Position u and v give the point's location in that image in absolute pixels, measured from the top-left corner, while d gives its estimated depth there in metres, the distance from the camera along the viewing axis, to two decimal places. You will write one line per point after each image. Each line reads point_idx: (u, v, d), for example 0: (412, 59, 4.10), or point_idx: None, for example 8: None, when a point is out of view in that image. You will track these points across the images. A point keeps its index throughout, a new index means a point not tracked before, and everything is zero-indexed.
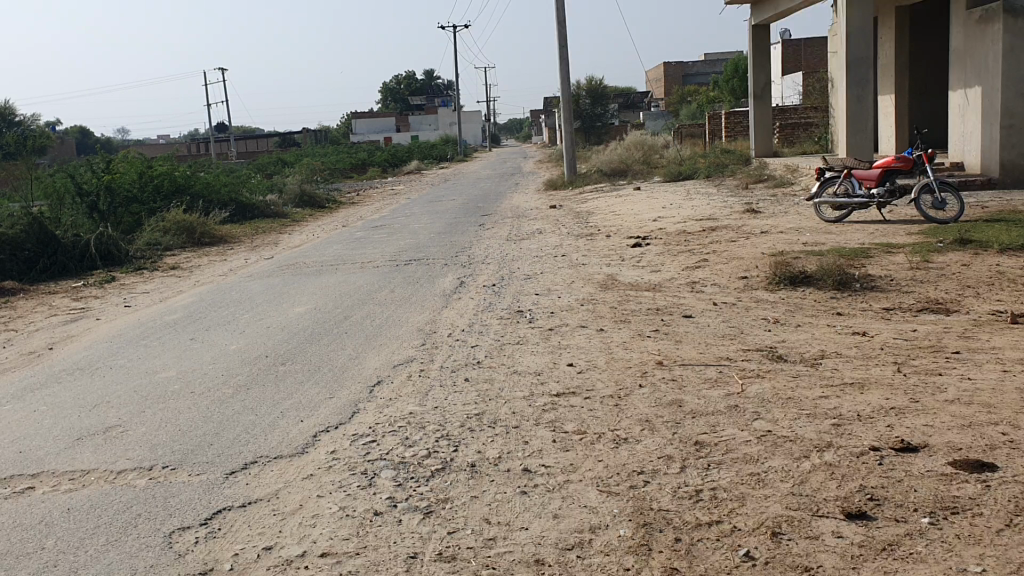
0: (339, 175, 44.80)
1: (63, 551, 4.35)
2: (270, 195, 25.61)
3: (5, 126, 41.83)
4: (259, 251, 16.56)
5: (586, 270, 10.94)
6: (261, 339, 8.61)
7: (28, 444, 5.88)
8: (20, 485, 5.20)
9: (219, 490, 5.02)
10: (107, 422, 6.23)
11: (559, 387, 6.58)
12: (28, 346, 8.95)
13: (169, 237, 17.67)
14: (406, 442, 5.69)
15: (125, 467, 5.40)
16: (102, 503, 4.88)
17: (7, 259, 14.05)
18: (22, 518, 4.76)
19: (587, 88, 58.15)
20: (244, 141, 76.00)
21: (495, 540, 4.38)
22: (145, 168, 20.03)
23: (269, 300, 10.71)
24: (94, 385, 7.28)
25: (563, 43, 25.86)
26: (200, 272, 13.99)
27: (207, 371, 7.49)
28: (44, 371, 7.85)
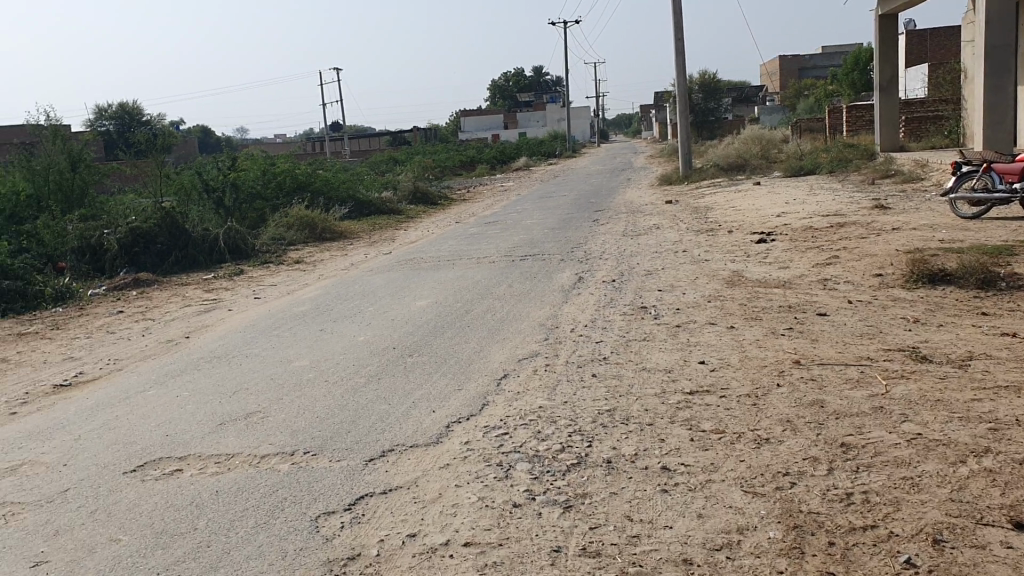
0: (449, 173, 45.50)
1: (215, 533, 4.44)
2: (385, 192, 26.16)
3: (135, 125, 44.24)
4: (378, 246, 16.86)
5: (711, 266, 10.72)
6: (387, 331, 8.73)
7: (174, 428, 6.07)
8: (169, 467, 5.37)
9: (359, 477, 5.09)
10: (247, 409, 6.39)
11: (692, 385, 6.44)
12: (166, 334, 9.31)
13: (292, 232, 18.21)
14: (539, 435, 5.66)
15: (267, 452, 5.53)
16: (248, 487, 5.00)
17: (141, 252, 14.76)
18: (173, 498, 4.90)
19: (699, 83, 57.33)
20: (356, 140, 78.23)
21: (638, 538, 4.30)
22: (269, 166, 20.85)
23: (391, 294, 10.86)
24: (232, 372, 7.49)
25: (679, 38, 25.51)
26: (322, 266, 14.34)
27: (338, 361, 7.63)
28: (183, 359, 8.14)
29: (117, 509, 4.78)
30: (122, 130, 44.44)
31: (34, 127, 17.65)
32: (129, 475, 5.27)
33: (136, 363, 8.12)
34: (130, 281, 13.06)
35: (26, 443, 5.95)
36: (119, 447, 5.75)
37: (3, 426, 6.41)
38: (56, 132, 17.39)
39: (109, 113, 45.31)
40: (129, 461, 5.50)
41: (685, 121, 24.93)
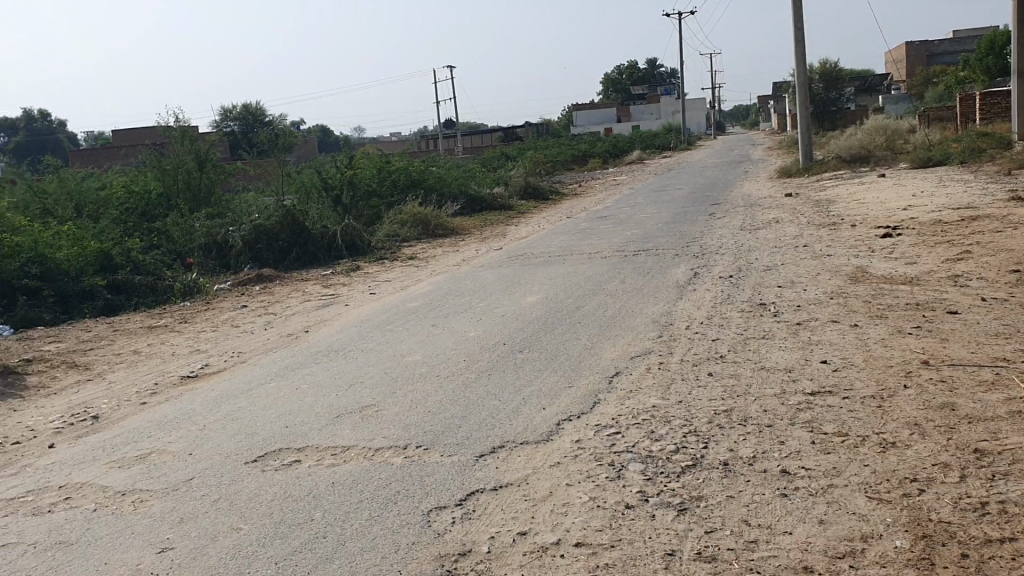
0: (561, 168, 45.50)
1: (331, 524, 4.52)
2: (497, 187, 26.36)
3: (258, 125, 45.94)
4: (490, 242, 16.97)
5: (833, 262, 10.34)
6: (498, 327, 8.76)
7: (292, 420, 6.23)
8: (287, 458, 5.50)
9: (471, 472, 5.10)
10: (362, 402, 6.51)
11: (813, 386, 6.20)
12: (286, 328, 9.59)
13: (407, 229, 18.53)
14: (652, 435, 5.55)
15: (381, 445, 5.60)
16: (363, 479, 5.08)
17: (264, 249, 15.27)
18: (291, 489, 5.02)
19: (820, 72, 55.56)
20: (469, 136, 79.08)
21: (756, 544, 4.16)
22: (385, 164, 21.28)
23: (502, 290, 10.88)
24: (348, 366, 7.65)
25: (799, 26, 24.74)
26: (436, 262, 14.54)
27: (450, 356, 7.69)
28: (302, 352, 8.36)
29: (239, 498, 4.92)
30: (246, 129, 46.21)
31: (165, 128, 18.48)
32: (250, 465, 5.42)
33: (258, 356, 8.38)
34: (253, 276, 13.50)
35: (154, 432, 6.20)
36: (241, 438, 5.93)
37: (134, 416, 6.70)
38: (185, 133, 18.15)
39: (234, 115, 47.13)
40: (249, 451, 5.66)
41: (805, 111, 24.17)
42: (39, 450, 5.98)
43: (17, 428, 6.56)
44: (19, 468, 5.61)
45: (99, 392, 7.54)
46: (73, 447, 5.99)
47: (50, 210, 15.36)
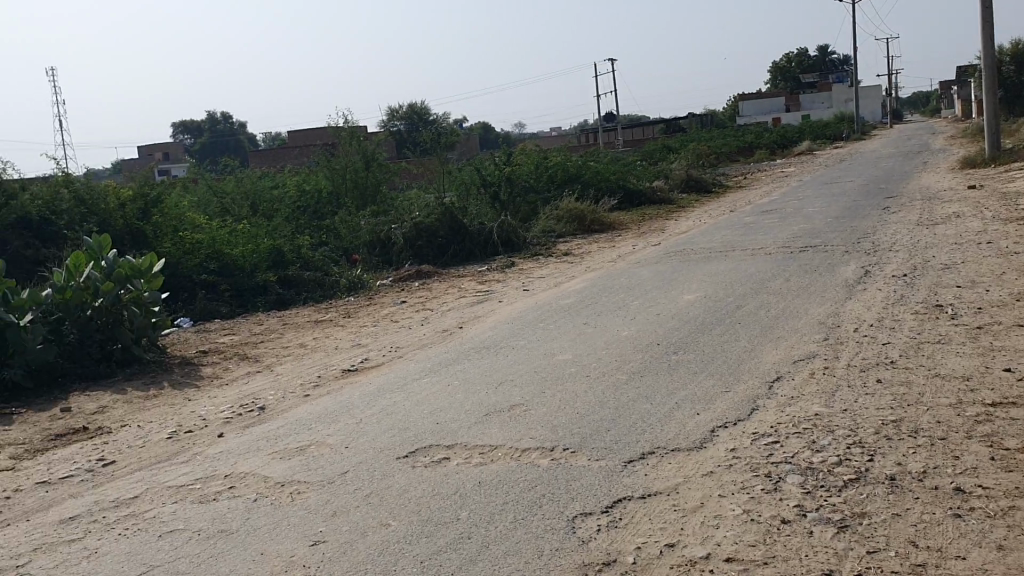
0: (724, 160, 44.36)
1: (476, 525, 4.51)
2: (657, 180, 25.96)
3: (424, 123, 47.17)
4: (647, 238, 16.71)
5: (1020, 260, 9.54)
6: (652, 326, 8.58)
7: (443, 416, 6.29)
8: (437, 455, 5.55)
9: (618, 478, 4.99)
10: (511, 401, 6.51)
11: (994, 396, 5.72)
12: (442, 324, 9.74)
13: (563, 225, 18.53)
14: (813, 446, 5.26)
15: (528, 445, 5.57)
16: (509, 481, 5.05)
17: (424, 245, 15.62)
18: (439, 487, 5.04)
19: (1010, 54, 51.66)
20: (630, 129, 78.40)
21: (924, 568, 3.85)
22: (543, 161, 21.38)
23: (659, 288, 10.66)
24: (500, 363, 7.68)
25: (987, 5, 23.03)
26: (592, 258, 14.44)
27: (602, 356, 7.58)
28: (456, 348, 8.46)
29: (389, 493, 4.99)
30: (412, 126, 47.53)
31: (334, 129, 19.29)
32: (401, 460, 5.50)
33: (414, 351, 8.54)
34: (413, 272, 13.82)
35: (314, 423, 6.40)
36: (394, 433, 6.03)
37: (297, 407, 6.97)
38: (353, 133, 18.80)
39: (400, 114, 48.52)
40: (402, 446, 5.74)
41: (992, 97, 22.50)
42: (209, 439, 6.28)
43: (191, 417, 6.93)
44: (191, 456, 5.91)
45: (266, 383, 7.88)
46: (240, 436, 6.27)
47: (228, 208, 16.24)
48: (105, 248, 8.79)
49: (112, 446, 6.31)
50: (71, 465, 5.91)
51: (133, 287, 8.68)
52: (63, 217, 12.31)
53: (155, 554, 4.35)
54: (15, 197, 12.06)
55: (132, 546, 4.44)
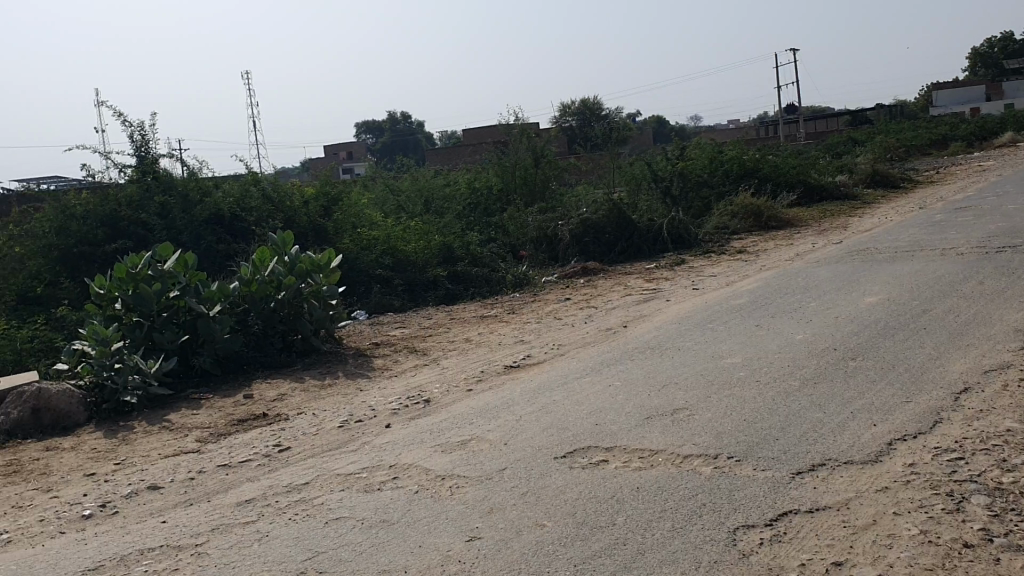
0: (915, 153, 41.85)
1: (633, 531, 4.42)
2: (840, 175, 24.79)
3: (597, 119, 47.06)
4: (827, 235, 16.00)
5: None
6: (828, 330, 8.18)
7: (603, 417, 6.22)
8: (596, 457, 5.49)
9: (784, 491, 4.76)
10: (675, 404, 6.36)
11: None
12: (608, 323, 9.65)
13: (737, 221, 18.00)
14: (1002, 464, 4.85)
15: (690, 452, 5.42)
16: (669, 488, 4.92)
17: (592, 242, 15.55)
18: (596, 490, 4.97)
19: None
20: (811, 122, 75.34)
21: None
22: (717, 156, 20.85)
23: (838, 289, 10.16)
24: (665, 365, 7.53)
25: None
26: (766, 257, 13.92)
27: (773, 361, 7.28)
28: (621, 348, 8.35)
29: (546, 493, 4.97)
30: (586, 122, 47.51)
31: (506, 128, 19.67)
32: (560, 461, 5.47)
33: (578, 350, 8.50)
34: (579, 269, 13.81)
35: (476, 418, 6.47)
36: (553, 432, 6.01)
37: (461, 401, 7.07)
38: (523, 131, 19.14)
39: (573, 110, 48.56)
40: (560, 446, 5.71)
41: None
42: (376, 429, 6.47)
43: (361, 407, 7.16)
44: (359, 445, 6.11)
45: (433, 376, 8.06)
46: (406, 428, 6.43)
47: (403, 205, 16.75)
48: (288, 244, 9.27)
49: (287, 433, 6.62)
50: (249, 449, 6.25)
51: (313, 281, 9.13)
52: (253, 214, 13.06)
53: (321, 541, 4.47)
54: (209, 194, 12.89)
55: (299, 531, 4.61)
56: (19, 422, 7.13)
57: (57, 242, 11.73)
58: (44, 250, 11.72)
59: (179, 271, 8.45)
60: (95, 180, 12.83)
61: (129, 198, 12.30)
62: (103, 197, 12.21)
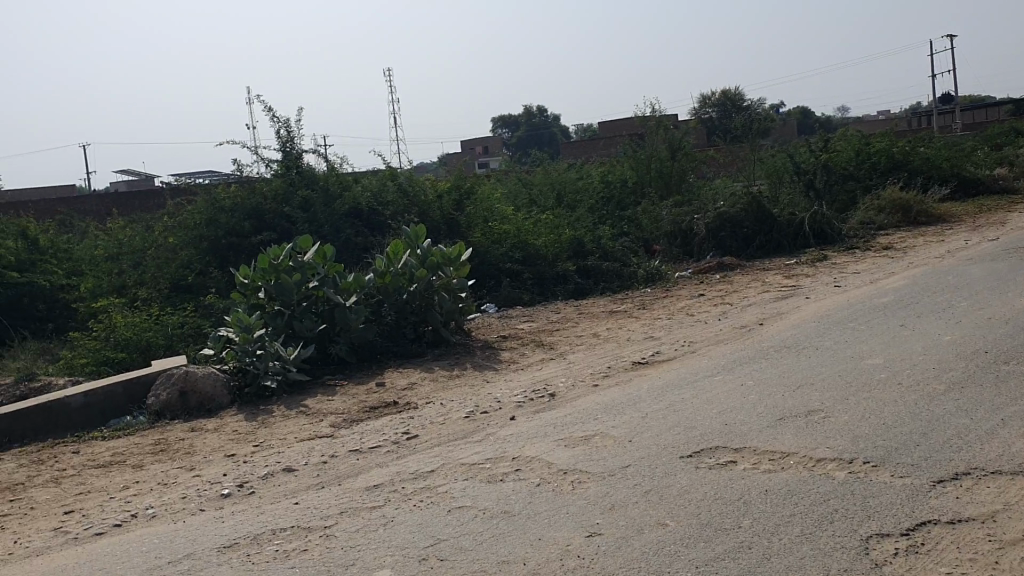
0: None
1: (759, 535, 4.28)
2: (1000, 168, 23.35)
3: (737, 111, 45.98)
4: (983, 232, 15.08)
5: None
6: (980, 331, 7.71)
7: (733, 417, 6.07)
8: (723, 457, 5.36)
9: (924, 499, 4.52)
10: (810, 406, 6.14)
11: None
12: (742, 320, 9.40)
13: (884, 216, 17.21)
14: None
15: (824, 455, 5.22)
16: (799, 492, 4.75)
17: (728, 236, 15.19)
18: (723, 491, 4.85)
19: None
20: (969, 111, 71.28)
21: None
22: (864, 147, 19.99)
23: (993, 288, 9.56)
24: (800, 364, 7.28)
25: None
26: (914, 254, 13.25)
27: (918, 362, 6.92)
28: (754, 346, 8.12)
29: (670, 492, 4.88)
30: (726, 114, 46.53)
31: (643, 120, 19.46)
32: (686, 460, 5.36)
33: (709, 347, 8.32)
34: (714, 264, 13.52)
35: (601, 414, 6.43)
36: (679, 431, 5.89)
37: (588, 396, 7.04)
38: (660, 123, 18.75)
39: (713, 101, 47.52)
40: (687, 445, 5.60)
41: None
42: (502, 421, 6.52)
43: (488, 399, 7.22)
44: (484, 436, 6.17)
45: (559, 370, 8.06)
46: (531, 421, 6.45)
47: (535, 198, 16.83)
48: (420, 237, 9.44)
49: (416, 421, 6.75)
50: (379, 436, 6.41)
51: (444, 274, 9.25)
52: (389, 208, 13.39)
53: (443, 528, 4.54)
54: (348, 188, 13.30)
55: (423, 519, 4.69)
56: (168, 404, 7.53)
57: (207, 234, 12.37)
58: (195, 241, 12.35)
59: (317, 262, 8.76)
60: (244, 175, 13.47)
61: (274, 192, 12.84)
62: (249, 191, 12.79)
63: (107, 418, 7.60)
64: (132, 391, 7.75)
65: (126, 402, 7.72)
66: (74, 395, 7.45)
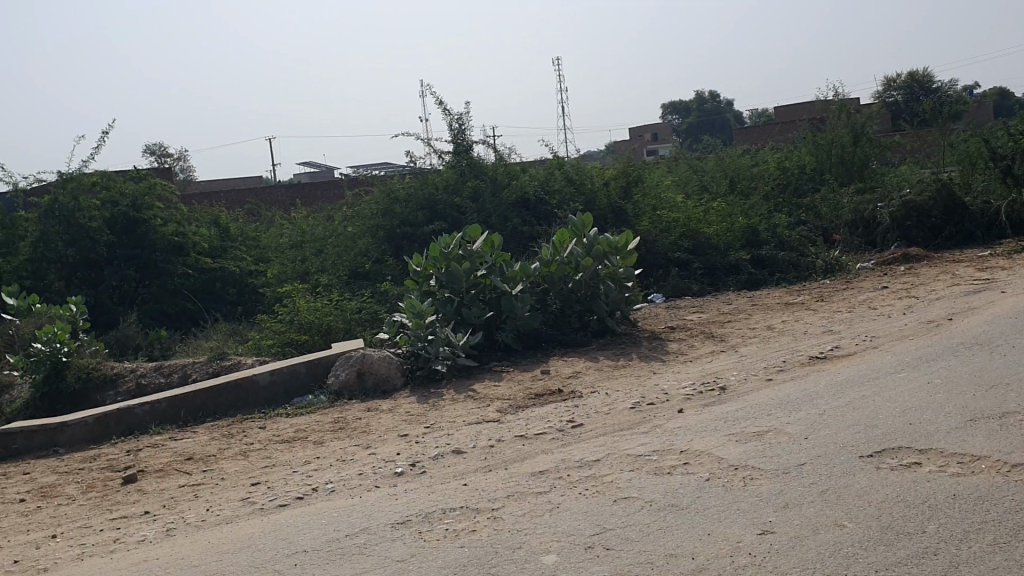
0: None
1: (945, 541, 4.02)
2: None
3: (925, 93, 43.27)
4: None
5: None
6: None
7: (919, 417, 5.72)
8: (906, 459, 5.06)
9: None
10: (1005, 407, 5.70)
11: None
12: (928, 315, 8.86)
13: None
14: None
15: (1020, 461, 4.84)
16: (992, 498, 4.42)
17: (914, 226, 14.39)
18: (906, 494, 4.58)
19: None
20: None
21: None
22: None
23: None
24: (994, 363, 6.78)
25: None
26: None
27: None
28: (941, 342, 7.63)
29: (847, 493, 4.65)
30: (912, 96, 43.91)
31: (823, 104, 18.66)
32: (865, 460, 5.11)
33: (892, 343, 7.89)
34: (899, 256, 12.83)
35: (775, 409, 6.21)
36: (859, 429, 5.62)
37: (759, 391, 6.83)
38: (843, 106, 18.03)
39: (900, 83, 44.73)
40: (867, 444, 5.33)
41: None
42: (669, 413, 6.42)
43: (655, 390, 7.13)
44: (652, 427, 6.09)
45: (730, 363, 7.85)
46: (700, 414, 6.32)
47: (706, 185, 16.48)
48: (588, 226, 9.40)
49: (582, 410, 6.75)
50: (545, 423, 6.45)
51: (609, 263, 9.16)
52: (556, 197, 13.45)
53: (610, 518, 4.51)
54: (516, 178, 13.45)
55: (590, 507, 4.68)
56: (346, 384, 7.87)
57: (382, 224, 12.85)
58: (372, 230, 12.88)
59: (486, 252, 8.92)
60: (418, 166, 13.88)
61: (446, 183, 13.17)
62: (422, 182, 13.20)
63: (291, 396, 8.00)
64: (314, 372, 8.13)
65: (309, 382, 8.11)
66: (261, 373, 7.90)
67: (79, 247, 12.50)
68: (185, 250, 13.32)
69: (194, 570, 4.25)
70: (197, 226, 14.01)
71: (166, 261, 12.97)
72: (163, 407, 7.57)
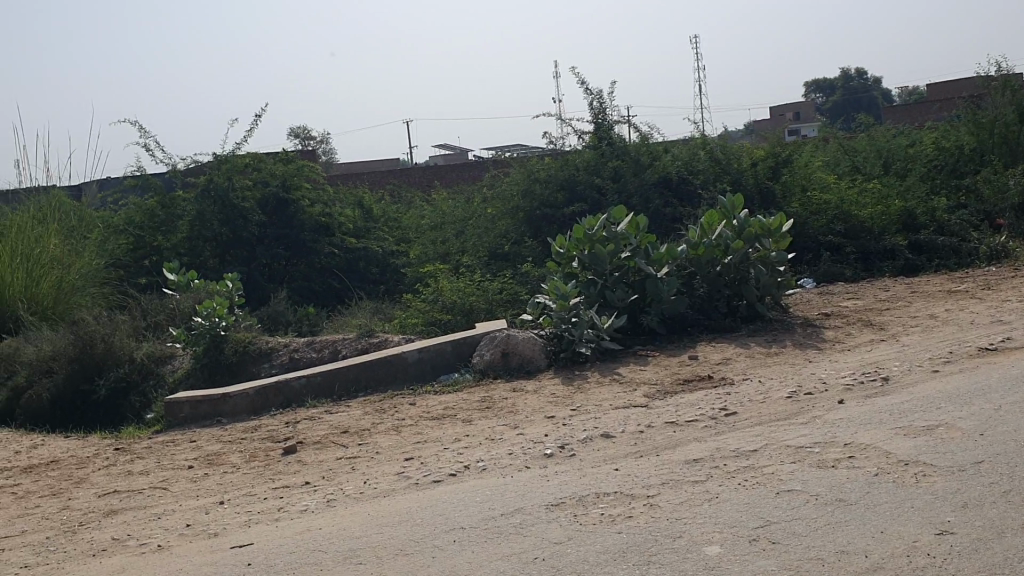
0: None
1: None
2: None
3: None
4: None
5: None
6: None
7: None
8: None
9: None
10: None
11: None
12: None
13: None
14: None
15: None
16: None
17: None
18: None
19: None
20: None
21: None
22: None
23: None
24: None
25: None
26: None
27: None
28: None
29: None
30: None
31: (985, 79, 17.59)
32: None
33: None
34: None
35: (945, 403, 5.87)
36: None
37: (926, 383, 6.48)
38: (1007, 82, 16.93)
39: None
40: None
41: None
42: (828, 404, 6.17)
43: (811, 379, 6.87)
44: (811, 418, 5.86)
45: (891, 353, 7.48)
46: (862, 405, 6.04)
47: (857, 166, 15.82)
48: (737, 207, 9.12)
49: (734, 397, 6.57)
50: (696, 410, 6.30)
51: (761, 245, 8.89)
52: (699, 177, 13.15)
53: (773, 511, 4.36)
54: (658, 158, 13.19)
55: (752, 499, 4.53)
56: (491, 363, 7.93)
57: (523, 205, 12.89)
58: (513, 211, 12.96)
59: (631, 233, 8.77)
60: (558, 148, 13.86)
61: (586, 164, 13.09)
62: (562, 163, 13.18)
63: (438, 373, 8.12)
64: (460, 350, 8.23)
65: (455, 360, 8.20)
66: (409, 351, 8.04)
67: (232, 226, 12.96)
68: (331, 230, 13.75)
69: (357, 541, 4.34)
70: (342, 207, 14.40)
71: (313, 240, 13.44)
72: (318, 380, 7.80)
